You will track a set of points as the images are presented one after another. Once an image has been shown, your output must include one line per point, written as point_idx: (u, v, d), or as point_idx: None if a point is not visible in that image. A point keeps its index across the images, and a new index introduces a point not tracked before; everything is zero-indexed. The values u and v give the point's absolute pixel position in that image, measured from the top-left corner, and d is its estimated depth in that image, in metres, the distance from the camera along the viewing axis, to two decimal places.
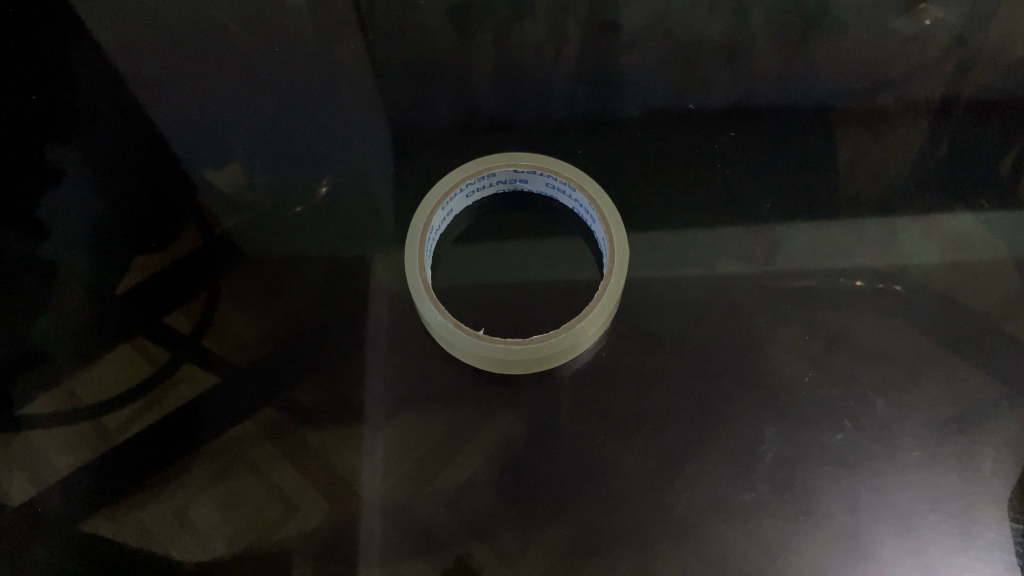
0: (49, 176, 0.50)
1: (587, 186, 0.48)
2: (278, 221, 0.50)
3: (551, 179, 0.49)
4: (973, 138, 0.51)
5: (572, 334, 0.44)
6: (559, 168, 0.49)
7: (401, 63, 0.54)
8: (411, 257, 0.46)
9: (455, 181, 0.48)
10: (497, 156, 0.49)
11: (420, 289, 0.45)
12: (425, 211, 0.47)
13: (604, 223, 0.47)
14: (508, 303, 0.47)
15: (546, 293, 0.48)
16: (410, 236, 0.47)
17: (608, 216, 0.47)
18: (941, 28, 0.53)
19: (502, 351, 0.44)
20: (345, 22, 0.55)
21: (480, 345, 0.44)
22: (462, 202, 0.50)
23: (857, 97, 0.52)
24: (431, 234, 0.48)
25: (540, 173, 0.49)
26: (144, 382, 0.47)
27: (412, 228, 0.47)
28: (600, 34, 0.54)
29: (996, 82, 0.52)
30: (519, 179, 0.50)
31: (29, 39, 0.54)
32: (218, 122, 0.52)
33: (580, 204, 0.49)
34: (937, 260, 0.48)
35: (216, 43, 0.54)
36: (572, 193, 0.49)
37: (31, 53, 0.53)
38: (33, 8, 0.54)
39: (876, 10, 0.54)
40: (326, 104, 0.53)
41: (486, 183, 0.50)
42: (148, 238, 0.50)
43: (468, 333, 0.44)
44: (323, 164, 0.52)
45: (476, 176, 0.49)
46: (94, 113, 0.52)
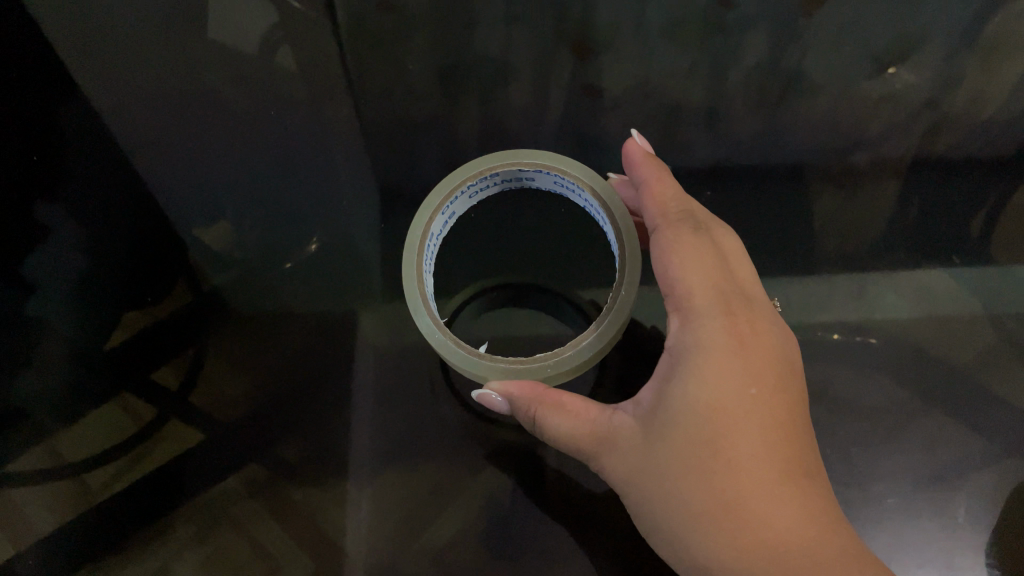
0: (40, 235, 0.51)
1: (596, 186, 0.46)
2: (267, 277, 0.51)
3: (559, 179, 0.48)
4: (943, 198, 0.53)
5: (576, 352, 0.42)
6: (567, 167, 0.47)
7: (389, 124, 0.55)
8: (409, 269, 0.45)
9: (455, 183, 0.47)
10: (501, 154, 0.48)
11: (419, 297, 0.44)
12: (423, 218, 0.46)
13: (615, 228, 0.45)
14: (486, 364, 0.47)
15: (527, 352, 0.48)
16: (409, 245, 0.45)
17: (619, 218, 0.45)
18: (912, 91, 0.55)
19: (505, 369, 0.42)
20: (335, 83, 0.56)
21: (483, 364, 0.42)
22: (465, 204, 0.49)
23: (834, 157, 0.54)
24: (432, 239, 0.47)
25: (547, 172, 0.47)
26: (129, 437, 0.47)
27: (409, 240, 0.45)
28: (585, 96, 0.55)
29: (967, 142, 0.54)
30: (526, 178, 0.49)
31: (28, 97, 0.54)
32: (208, 181, 0.53)
33: (590, 204, 0.48)
34: (909, 315, 0.50)
35: (205, 104, 0.55)
36: (580, 193, 0.48)
37: (29, 111, 0.54)
38: (33, 66, 0.55)
39: (850, 72, 0.55)
40: (315, 164, 0.54)
41: (488, 183, 0.49)
42: (137, 294, 0.50)
43: (471, 351, 0.43)
44: (313, 222, 0.52)
45: (477, 177, 0.47)
46: (87, 174, 0.53)
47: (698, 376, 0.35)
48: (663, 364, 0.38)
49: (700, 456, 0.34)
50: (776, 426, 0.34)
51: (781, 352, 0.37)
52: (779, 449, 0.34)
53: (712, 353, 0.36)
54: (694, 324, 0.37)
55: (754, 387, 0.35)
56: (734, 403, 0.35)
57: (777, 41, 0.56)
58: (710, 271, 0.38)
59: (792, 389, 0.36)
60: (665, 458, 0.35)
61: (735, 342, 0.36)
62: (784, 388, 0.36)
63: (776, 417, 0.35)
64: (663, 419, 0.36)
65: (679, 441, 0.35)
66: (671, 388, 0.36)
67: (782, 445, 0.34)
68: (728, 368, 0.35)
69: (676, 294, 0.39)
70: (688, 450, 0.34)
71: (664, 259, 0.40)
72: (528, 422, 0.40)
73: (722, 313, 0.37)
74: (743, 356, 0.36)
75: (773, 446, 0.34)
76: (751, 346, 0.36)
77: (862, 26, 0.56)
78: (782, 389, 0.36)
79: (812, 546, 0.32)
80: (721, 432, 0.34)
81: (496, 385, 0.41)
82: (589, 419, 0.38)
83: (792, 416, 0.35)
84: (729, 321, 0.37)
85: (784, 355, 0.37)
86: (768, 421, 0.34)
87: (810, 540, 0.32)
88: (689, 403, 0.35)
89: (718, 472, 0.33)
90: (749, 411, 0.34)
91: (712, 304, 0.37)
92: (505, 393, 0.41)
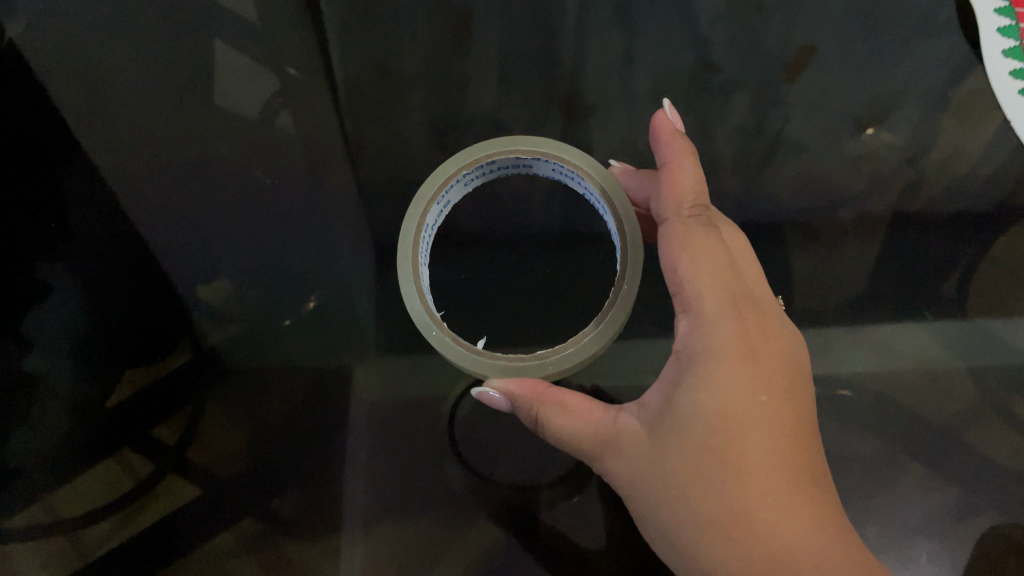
0: (38, 292, 0.51)
1: (596, 176, 0.46)
2: (265, 335, 0.52)
3: (558, 167, 0.48)
4: (925, 253, 0.54)
5: (579, 349, 0.43)
6: (566, 156, 0.47)
7: (386, 182, 0.56)
8: (404, 259, 0.45)
9: (449, 172, 0.47)
10: (499, 141, 0.48)
11: (414, 297, 0.45)
12: (418, 208, 0.46)
13: (616, 219, 0.46)
14: (480, 421, 0.49)
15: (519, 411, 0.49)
16: (404, 235, 0.46)
17: (620, 208, 0.46)
18: (889, 150, 0.57)
19: (506, 367, 0.44)
20: (333, 143, 0.57)
21: (482, 362, 0.43)
22: (460, 192, 0.50)
23: (817, 215, 0.55)
24: (427, 229, 0.47)
25: (545, 159, 0.47)
26: (125, 493, 0.47)
27: (405, 228, 0.46)
28: (574, 159, 0.57)
29: (948, 199, 0.56)
30: (524, 165, 0.49)
31: (26, 151, 0.54)
32: (207, 238, 0.54)
33: (590, 193, 0.48)
34: (868, 368, 0.51)
35: (204, 162, 0.56)
36: (581, 181, 0.48)
37: (27, 166, 0.53)
38: (31, 120, 0.55)
39: (833, 131, 0.57)
40: (311, 222, 0.55)
41: (483, 170, 0.49)
42: (137, 351, 0.51)
43: (469, 349, 0.44)
44: (311, 280, 0.53)
45: (473, 165, 0.48)
46: (85, 229, 0.53)
47: (708, 383, 0.36)
48: (672, 368, 0.39)
49: (709, 465, 0.35)
50: (784, 433, 0.36)
51: (790, 358, 0.38)
52: (788, 457, 0.35)
53: (722, 359, 0.37)
54: (705, 327, 0.38)
55: (764, 394, 0.36)
56: (746, 410, 0.36)
57: (761, 100, 0.57)
58: (721, 271, 0.39)
59: (802, 395, 0.38)
60: (673, 465, 0.36)
61: (746, 349, 0.37)
62: (793, 394, 0.37)
63: (785, 424, 0.36)
64: (672, 425, 0.37)
65: (688, 448, 0.36)
66: (678, 395, 0.37)
67: (790, 454, 0.35)
68: (738, 375, 0.36)
69: (685, 293, 0.39)
70: (696, 458, 0.36)
71: (674, 255, 0.40)
72: (530, 420, 0.42)
73: (734, 316, 0.38)
74: (754, 362, 0.37)
75: (782, 455, 0.35)
76: (764, 352, 0.37)
77: (842, 87, 0.58)
78: (792, 396, 0.37)
79: (821, 560, 0.32)
80: (731, 441, 0.35)
81: (499, 382, 0.42)
82: (593, 419, 0.40)
83: (801, 422, 0.36)
84: (741, 324, 0.38)
85: (794, 362, 0.38)
86: (779, 428, 0.36)
87: (820, 552, 0.33)
88: (698, 410, 0.36)
89: (727, 480, 0.35)
90: (759, 419, 0.36)
91: (724, 304, 0.38)
92: (506, 392, 0.42)
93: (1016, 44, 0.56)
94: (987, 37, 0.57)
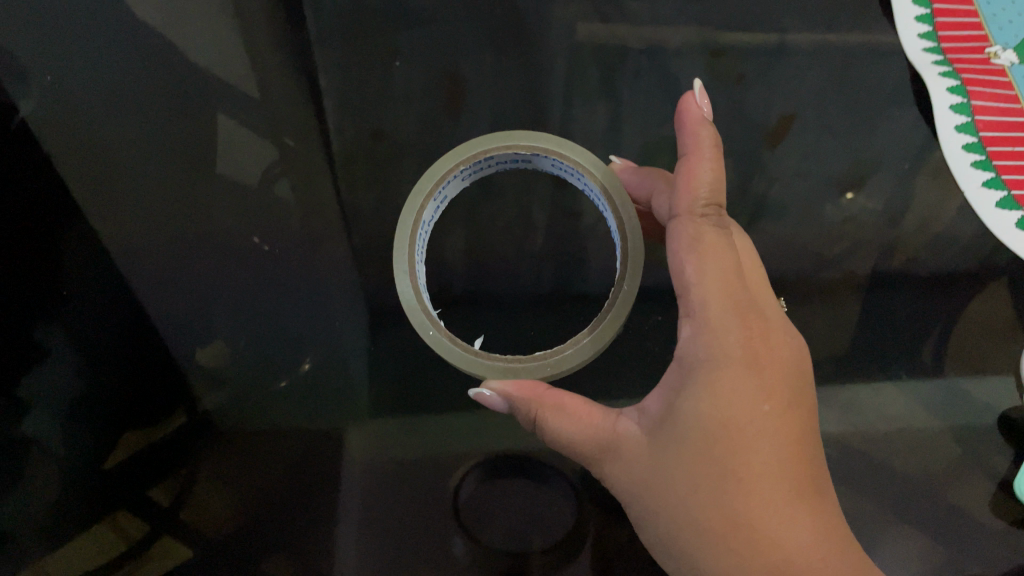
0: (38, 355, 0.52)
1: (596, 173, 0.49)
2: (260, 397, 0.52)
3: (556, 162, 0.50)
4: (908, 313, 0.56)
5: (575, 351, 0.46)
6: (563, 151, 0.49)
7: (381, 245, 0.57)
8: (399, 256, 0.47)
9: (446, 167, 0.49)
10: (495, 137, 0.50)
11: (412, 300, 0.47)
12: (414, 205, 0.49)
13: (615, 216, 0.48)
14: (481, 493, 0.49)
15: (515, 486, 0.49)
16: (400, 232, 0.48)
17: (618, 203, 0.48)
18: (870, 216, 0.58)
19: (504, 368, 0.46)
20: (329, 207, 0.58)
21: (479, 364, 0.46)
22: (457, 187, 0.52)
23: (800, 276, 0.57)
24: (424, 227, 0.49)
25: (542, 155, 0.49)
26: (116, 557, 0.47)
27: (401, 225, 0.48)
28: (564, 223, 0.59)
29: (930, 258, 0.57)
30: (523, 160, 0.51)
31: (30, 218, 0.55)
32: (204, 301, 0.55)
33: (589, 188, 0.50)
34: (838, 428, 0.52)
35: (202, 225, 0.57)
36: (580, 177, 0.50)
37: (30, 232, 0.55)
38: (36, 188, 0.56)
39: (814, 195, 0.59)
40: (307, 285, 0.56)
41: (481, 165, 0.51)
42: (133, 415, 0.51)
43: (465, 350, 0.46)
44: (307, 342, 0.54)
45: (469, 161, 0.50)
46: (85, 294, 0.54)
47: (711, 391, 0.38)
48: (674, 373, 0.41)
49: (711, 473, 0.38)
50: (785, 440, 0.38)
51: (792, 365, 0.40)
52: (789, 464, 0.37)
53: (725, 368, 0.39)
54: (708, 335, 0.40)
55: (767, 403, 0.38)
56: (748, 419, 0.38)
57: (744, 166, 0.60)
58: (728, 277, 0.41)
59: (803, 401, 0.40)
60: (675, 470, 0.39)
61: (749, 357, 0.39)
62: (794, 401, 0.39)
63: (786, 431, 0.38)
64: (673, 430, 0.39)
65: (691, 456, 0.38)
66: (680, 401, 0.39)
67: (789, 462, 0.37)
68: (741, 385, 0.38)
69: (692, 299, 0.41)
70: (697, 464, 0.38)
71: (683, 259, 0.42)
72: (529, 421, 0.44)
73: (738, 325, 0.40)
74: (756, 372, 0.39)
75: (782, 462, 0.37)
76: (767, 362, 0.39)
77: (822, 154, 0.60)
78: (794, 403, 0.39)
79: (818, 566, 0.35)
80: (734, 450, 0.37)
81: (495, 386, 0.44)
82: (591, 423, 0.42)
83: (801, 429, 0.39)
84: (744, 332, 0.40)
85: (796, 370, 0.41)
86: (780, 436, 0.38)
87: (817, 559, 0.35)
88: (700, 418, 0.38)
89: (729, 488, 0.37)
90: (761, 427, 0.38)
91: (730, 313, 0.40)
92: (503, 393, 0.44)
93: (968, 120, 0.56)
94: (941, 113, 0.57)
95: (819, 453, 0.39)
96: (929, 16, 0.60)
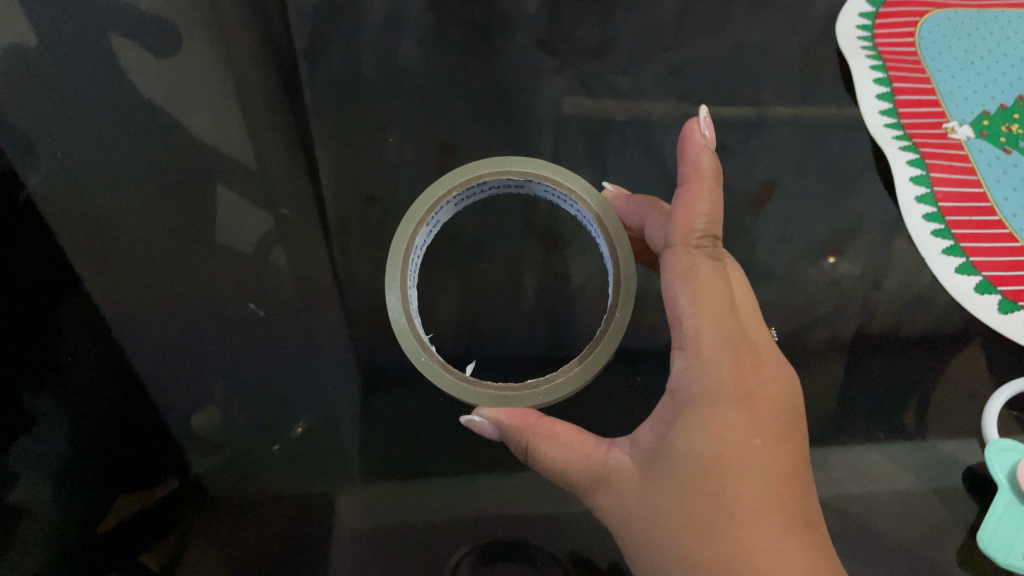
0: (26, 422, 0.50)
1: (589, 200, 0.50)
2: (253, 461, 0.53)
3: (549, 188, 0.51)
4: (892, 375, 0.56)
5: (568, 380, 0.47)
6: (555, 178, 0.51)
7: (376, 314, 0.59)
8: (393, 282, 0.49)
9: (439, 193, 0.51)
10: (488, 163, 0.51)
11: (405, 328, 0.48)
12: (406, 231, 0.50)
13: (608, 243, 0.49)
14: (466, 564, 0.49)
15: (505, 572, 0.49)
16: (393, 258, 0.49)
17: (611, 230, 0.49)
18: (852, 280, 0.60)
19: (494, 396, 0.47)
20: (325, 277, 0.60)
21: (470, 391, 0.47)
22: (450, 213, 0.53)
23: (785, 339, 0.58)
24: (416, 252, 0.51)
25: (533, 180, 0.51)
26: None
27: (394, 250, 0.49)
28: (553, 287, 0.60)
29: (915, 321, 0.57)
30: (516, 186, 0.53)
31: (22, 282, 0.54)
32: (199, 366, 0.55)
33: (582, 214, 0.51)
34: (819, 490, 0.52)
35: (199, 293, 0.58)
36: (573, 203, 0.51)
37: (23, 295, 0.54)
38: (29, 251, 0.55)
39: (798, 259, 0.61)
40: (303, 351, 0.57)
41: (474, 191, 0.52)
42: (124, 481, 0.51)
43: (456, 377, 0.47)
44: (300, 405, 0.55)
45: (462, 187, 0.51)
46: (77, 358, 0.53)
47: (703, 426, 0.39)
48: (667, 407, 0.41)
49: (703, 507, 0.38)
50: (776, 475, 0.38)
51: (782, 400, 0.41)
52: (781, 500, 0.38)
53: (717, 403, 0.39)
54: (701, 367, 0.40)
55: (758, 437, 0.39)
56: (740, 453, 0.38)
57: (729, 232, 0.61)
58: (719, 309, 0.40)
59: (793, 435, 0.40)
60: (667, 504, 0.39)
61: (741, 393, 0.39)
62: (785, 435, 0.40)
63: (778, 467, 0.39)
64: (664, 464, 0.40)
65: (683, 489, 0.39)
66: (672, 435, 0.40)
67: (781, 497, 0.38)
68: (734, 420, 0.39)
69: (684, 332, 0.41)
70: (689, 499, 0.38)
71: (677, 289, 0.42)
72: (520, 449, 0.45)
73: (731, 358, 0.40)
74: (749, 407, 0.39)
75: (774, 497, 0.38)
76: (760, 397, 0.40)
77: (803, 219, 0.62)
78: (784, 438, 0.40)
79: None
80: (726, 484, 0.38)
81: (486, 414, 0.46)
82: (583, 453, 0.43)
83: (794, 465, 0.39)
84: (735, 366, 0.40)
85: (786, 404, 0.41)
86: (772, 471, 0.38)
87: None
88: (693, 452, 0.39)
89: (721, 523, 0.37)
90: (752, 462, 0.38)
91: (721, 346, 0.40)
92: (493, 420, 0.45)
93: (927, 191, 0.60)
94: (901, 185, 0.60)
95: (809, 488, 0.39)
96: (890, 94, 0.64)
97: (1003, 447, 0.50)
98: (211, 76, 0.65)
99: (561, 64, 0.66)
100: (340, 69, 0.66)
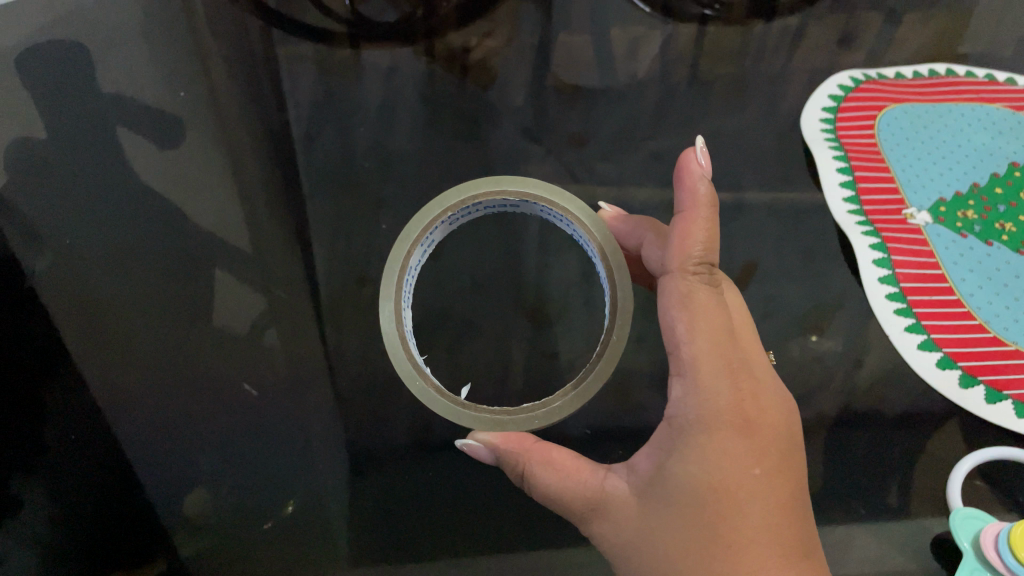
0: (10, 507, 0.50)
1: (583, 218, 0.52)
2: (239, 544, 0.52)
3: (544, 208, 0.53)
4: (880, 452, 0.56)
5: (564, 405, 0.47)
6: (551, 198, 0.52)
7: (365, 393, 0.59)
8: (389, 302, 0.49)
9: (435, 213, 0.52)
10: (483, 182, 0.53)
11: (398, 347, 0.49)
12: (402, 250, 0.51)
13: (604, 261, 0.50)
14: None
15: None
16: (388, 276, 0.50)
17: (607, 250, 0.50)
18: (835, 356, 0.60)
19: (491, 420, 0.48)
20: (316, 356, 0.60)
21: (467, 415, 0.48)
22: (444, 232, 0.55)
23: None
24: (410, 272, 0.52)
25: (527, 198, 0.52)
26: None
27: (389, 268, 0.50)
28: (541, 366, 0.61)
29: (901, 399, 0.57)
30: (511, 205, 0.54)
31: (17, 367, 0.56)
32: (188, 447, 0.55)
33: (576, 231, 0.53)
34: None
35: (191, 373, 0.58)
36: (568, 222, 0.53)
37: (17, 380, 0.55)
38: (26, 337, 0.57)
39: (783, 334, 0.62)
40: (292, 432, 0.57)
41: (469, 210, 0.54)
42: (108, 563, 0.50)
43: (451, 400, 0.48)
44: (289, 485, 0.55)
45: (458, 205, 0.52)
46: (65, 439, 0.53)
47: (701, 454, 0.40)
48: (666, 434, 0.42)
49: (700, 535, 0.38)
50: (774, 505, 0.39)
51: (781, 430, 0.42)
52: (779, 530, 0.38)
53: (715, 431, 0.40)
54: (699, 395, 0.41)
55: (757, 467, 0.39)
56: (739, 481, 0.39)
57: None
58: (718, 334, 0.42)
59: (792, 466, 0.41)
60: (663, 533, 0.39)
61: (740, 421, 0.40)
62: (783, 465, 0.40)
63: (776, 497, 0.39)
64: (663, 492, 0.40)
65: (680, 517, 0.39)
66: (670, 464, 0.41)
67: (779, 527, 0.38)
68: (732, 448, 0.39)
69: (683, 356, 0.42)
70: (686, 526, 0.39)
71: (674, 316, 0.43)
72: (518, 475, 0.46)
73: (729, 385, 0.41)
74: (747, 435, 0.40)
75: (772, 529, 0.38)
76: (760, 426, 0.41)
77: (784, 297, 0.63)
78: (783, 468, 0.40)
79: None
80: (723, 512, 0.38)
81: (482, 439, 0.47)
82: (579, 479, 0.43)
83: (792, 495, 0.40)
84: (734, 395, 0.41)
85: (785, 434, 0.42)
86: (770, 500, 0.39)
87: None
88: (690, 480, 0.39)
89: (717, 551, 0.37)
90: (750, 491, 0.39)
91: (720, 370, 0.41)
92: (489, 445, 0.46)
93: (890, 273, 0.61)
94: (864, 267, 0.61)
95: (807, 518, 0.40)
96: (851, 181, 0.66)
97: (967, 514, 0.50)
98: (213, 165, 0.68)
99: (547, 152, 0.70)
100: (335, 156, 0.69)
